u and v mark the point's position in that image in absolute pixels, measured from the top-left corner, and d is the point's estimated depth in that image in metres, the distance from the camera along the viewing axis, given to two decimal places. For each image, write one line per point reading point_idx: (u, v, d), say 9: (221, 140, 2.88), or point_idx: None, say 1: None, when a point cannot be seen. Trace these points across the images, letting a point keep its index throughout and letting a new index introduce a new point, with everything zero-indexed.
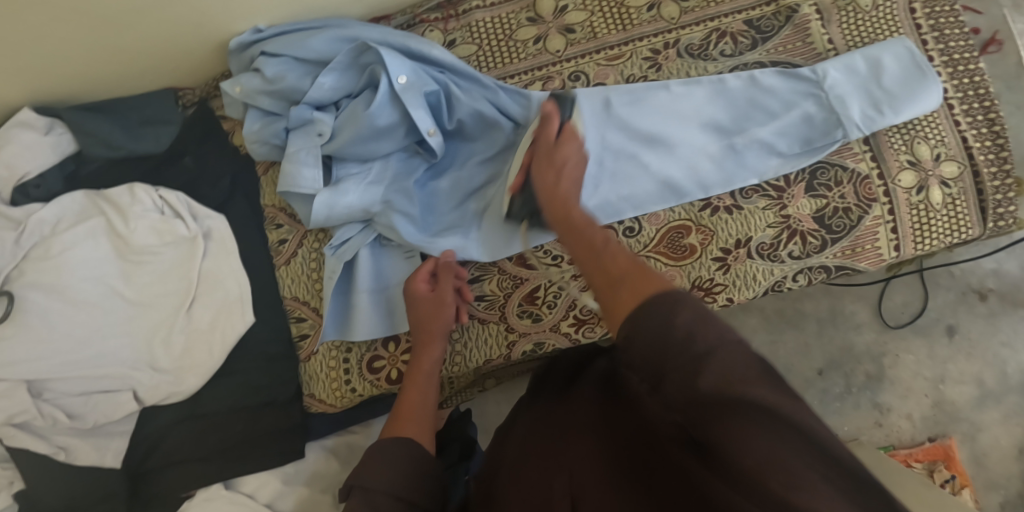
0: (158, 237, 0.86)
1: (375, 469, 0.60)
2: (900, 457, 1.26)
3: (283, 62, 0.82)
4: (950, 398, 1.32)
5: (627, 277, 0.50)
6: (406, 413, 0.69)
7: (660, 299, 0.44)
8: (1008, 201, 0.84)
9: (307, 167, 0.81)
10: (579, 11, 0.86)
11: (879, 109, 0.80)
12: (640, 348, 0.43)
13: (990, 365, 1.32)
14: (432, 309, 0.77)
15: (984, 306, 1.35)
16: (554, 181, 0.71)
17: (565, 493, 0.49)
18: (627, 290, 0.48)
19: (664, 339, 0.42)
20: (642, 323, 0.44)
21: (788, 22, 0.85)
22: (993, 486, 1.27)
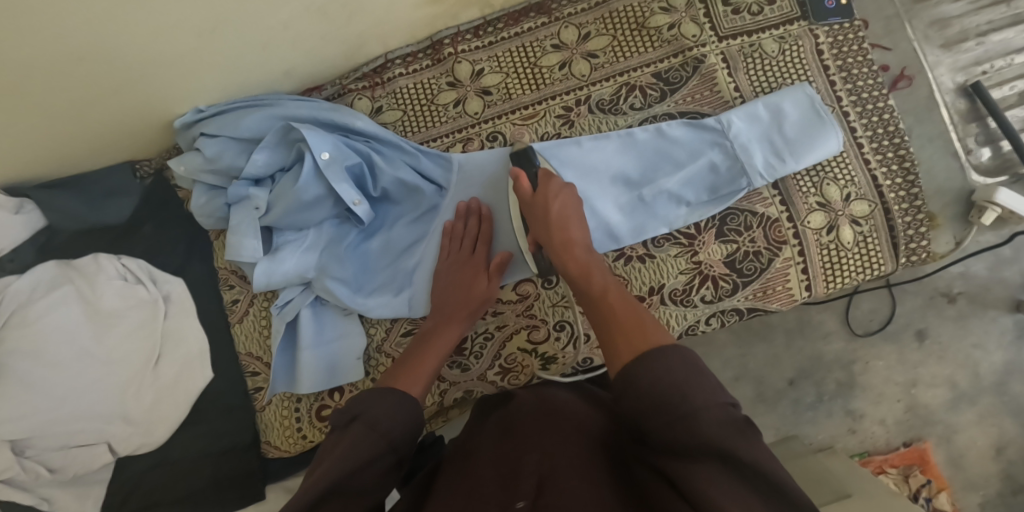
0: (123, 302, 0.95)
1: (382, 409, 0.62)
2: (874, 464, 1.22)
3: (221, 142, 0.88)
4: (923, 402, 1.22)
5: (627, 326, 0.59)
6: (421, 367, 0.71)
7: (667, 348, 0.54)
8: (919, 237, 0.87)
9: (247, 239, 0.88)
10: (495, 73, 0.90)
11: (780, 157, 0.84)
12: (655, 380, 0.52)
13: (962, 366, 1.22)
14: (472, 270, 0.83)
15: (954, 308, 1.23)
16: (550, 233, 0.76)
17: (532, 473, 0.56)
18: (627, 338, 0.58)
19: (660, 380, 0.51)
20: (660, 362, 0.53)
21: (695, 73, 0.88)
22: (975, 487, 1.20)
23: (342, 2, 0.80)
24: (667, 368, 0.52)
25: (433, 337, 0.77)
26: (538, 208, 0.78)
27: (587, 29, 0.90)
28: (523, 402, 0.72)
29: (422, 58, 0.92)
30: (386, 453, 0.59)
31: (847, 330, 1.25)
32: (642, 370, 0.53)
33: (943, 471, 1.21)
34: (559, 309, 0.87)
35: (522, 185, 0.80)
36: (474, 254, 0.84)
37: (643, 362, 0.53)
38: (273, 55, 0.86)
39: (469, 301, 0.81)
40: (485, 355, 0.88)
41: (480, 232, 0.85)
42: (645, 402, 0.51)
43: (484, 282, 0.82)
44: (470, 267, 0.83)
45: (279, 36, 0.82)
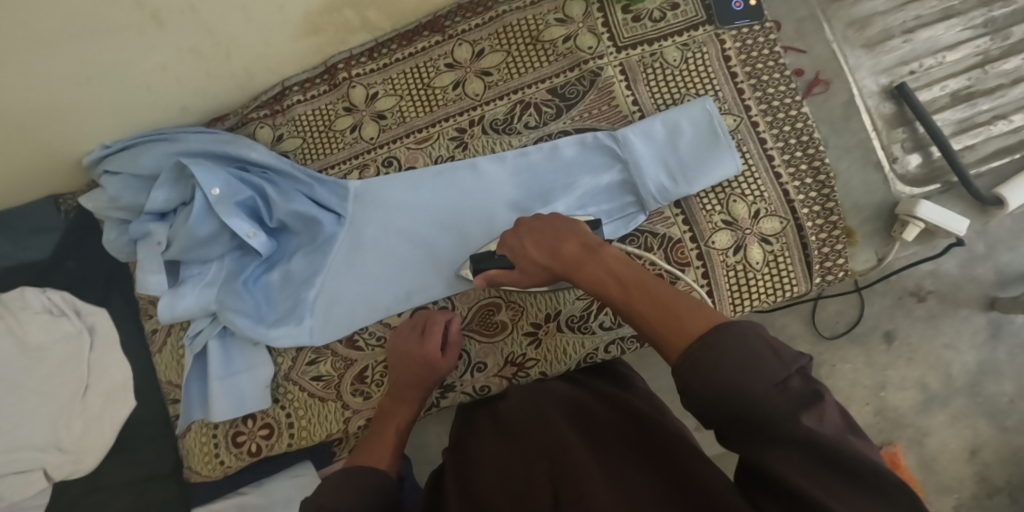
0: (49, 334, 0.97)
1: (346, 494, 0.61)
2: None
3: (123, 180, 0.89)
4: (892, 405, 1.12)
5: (684, 308, 0.53)
6: (381, 445, 0.71)
7: (736, 329, 0.48)
8: (835, 254, 0.81)
9: (152, 274, 0.89)
10: (389, 96, 0.88)
11: (675, 179, 0.79)
12: (742, 382, 0.46)
13: (933, 368, 1.12)
14: (420, 363, 0.77)
15: (923, 308, 1.13)
16: (552, 262, 0.65)
17: (546, 480, 0.56)
18: (692, 319, 0.52)
19: (722, 375, 0.46)
20: (723, 342, 0.48)
21: (592, 87, 0.84)
22: (949, 491, 1.09)
23: (216, 40, 0.80)
24: (749, 363, 0.46)
25: (388, 416, 0.76)
26: (520, 252, 0.68)
27: (481, 46, 0.87)
28: (528, 405, 0.70)
29: (319, 84, 0.91)
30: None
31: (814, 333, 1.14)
32: (715, 360, 0.47)
33: (915, 474, 1.10)
34: None
35: (507, 276, 0.73)
36: (427, 336, 0.79)
37: (723, 353, 0.47)
38: (161, 93, 0.86)
39: (420, 380, 0.77)
40: (385, 383, 0.88)
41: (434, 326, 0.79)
42: (716, 396, 0.47)
43: (441, 361, 0.78)
44: (418, 355, 0.77)
45: (161, 76, 0.83)
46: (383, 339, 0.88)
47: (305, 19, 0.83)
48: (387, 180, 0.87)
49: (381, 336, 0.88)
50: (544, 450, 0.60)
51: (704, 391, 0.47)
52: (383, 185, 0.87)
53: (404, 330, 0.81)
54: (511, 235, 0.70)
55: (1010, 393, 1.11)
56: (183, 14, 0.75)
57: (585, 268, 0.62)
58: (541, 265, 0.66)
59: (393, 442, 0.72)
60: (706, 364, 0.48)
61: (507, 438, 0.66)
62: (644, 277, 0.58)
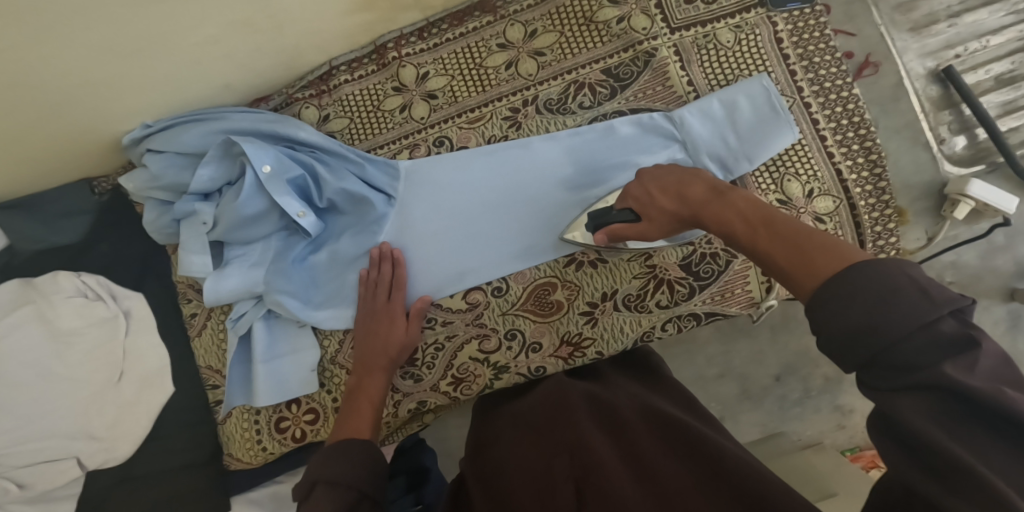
0: (82, 319, 0.95)
1: (336, 466, 0.63)
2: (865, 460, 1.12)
3: (165, 158, 0.87)
4: None
5: (819, 243, 0.48)
6: (358, 417, 0.73)
7: (881, 266, 0.42)
8: (888, 233, 0.82)
9: (195, 254, 0.87)
10: (440, 76, 0.88)
11: (735, 155, 0.80)
12: (890, 323, 0.40)
13: None
14: (385, 326, 0.80)
15: None
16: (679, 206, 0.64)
17: (567, 476, 0.57)
18: (823, 258, 0.47)
19: (855, 308, 0.42)
20: (861, 283, 0.42)
21: (646, 67, 0.84)
22: None
23: (271, 15, 0.79)
24: (896, 301, 0.41)
25: (363, 388, 0.77)
26: (642, 202, 0.69)
27: (534, 26, 0.87)
28: (548, 406, 0.71)
29: (367, 64, 0.90)
30: (356, 501, 0.61)
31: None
32: (850, 291, 0.43)
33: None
34: (510, 317, 0.85)
35: (618, 229, 0.72)
36: (390, 302, 0.82)
37: (861, 289, 0.42)
38: (207, 69, 0.84)
39: (386, 351, 0.79)
40: (437, 365, 0.86)
41: (396, 278, 0.82)
42: (862, 334, 0.41)
43: (401, 330, 0.80)
44: (382, 318, 0.81)
45: (211, 51, 0.82)
46: (433, 321, 0.86)
47: None
48: (437, 159, 0.86)
49: (432, 318, 0.86)
50: (564, 447, 0.61)
51: (830, 332, 0.43)
52: (432, 163, 0.86)
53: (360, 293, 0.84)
54: (634, 186, 0.71)
55: None
56: None
57: (710, 211, 0.60)
58: (663, 211, 0.66)
59: (370, 412, 0.74)
60: (837, 300, 0.43)
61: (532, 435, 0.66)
62: (788, 218, 0.53)
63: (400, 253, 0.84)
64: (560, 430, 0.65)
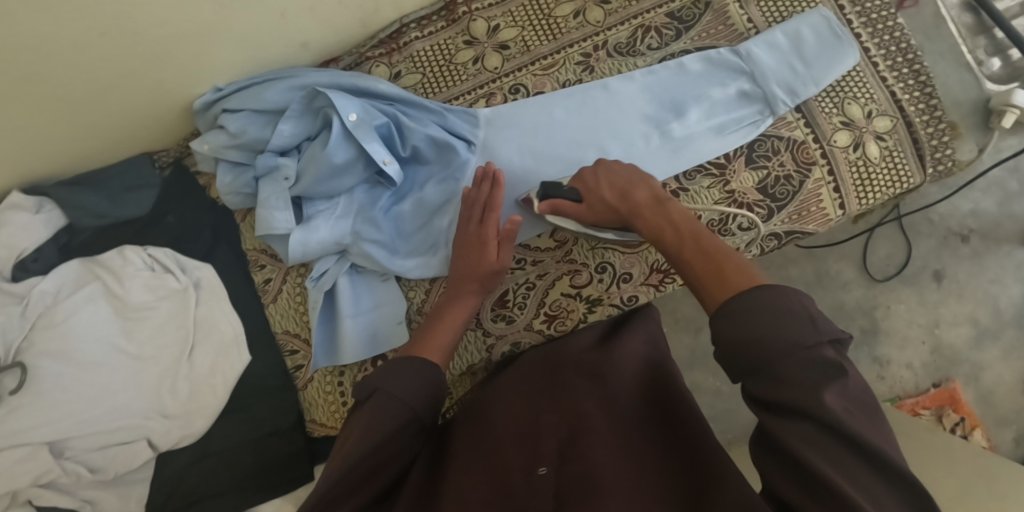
0: (151, 293, 0.93)
1: (402, 381, 0.61)
2: (909, 407, 1.35)
3: (244, 116, 0.87)
4: (948, 341, 1.38)
5: (734, 267, 0.55)
6: (434, 339, 0.72)
7: (774, 293, 0.49)
8: (943, 145, 0.88)
9: (279, 210, 0.86)
10: (511, 27, 0.91)
11: (801, 80, 0.86)
12: (759, 328, 0.47)
13: (982, 303, 1.39)
14: (475, 256, 0.79)
15: (968, 247, 1.40)
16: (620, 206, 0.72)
17: (554, 432, 0.63)
18: (731, 282, 0.54)
19: (750, 324, 0.48)
20: (755, 304, 0.49)
21: (708, 9, 0.90)
22: (1007, 423, 1.34)
23: None
24: (788, 318, 0.47)
25: (447, 310, 0.76)
26: (593, 189, 0.75)
27: None
28: (540, 369, 0.75)
29: (438, 20, 0.93)
30: (407, 420, 0.59)
31: (868, 277, 1.41)
32: (740, 301, 0.50)
33: (974, 408, 1.35)
34: (600, 251, 0.86)
35: (562, 206, 0.77)
36: (484, 224, 0.80)
37: (756, 312, 0.48)
38: (287, 25, 0.85)
39: (476, 277, 0.78)
40: (530, 304, 0.87)
41: (490, 202, 0.80)
42: (753, 340, 0.47)
43: (493, 255, 0.78)
44: (475, 243, 0.79)
45: (296, 6, 0.83)
46: (523, 261, 0.87)
47: None
48: (521, 104, 0.89)
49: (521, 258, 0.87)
50: (559, 408, 0.66)
51: (723, 343, 0.49)
52: (514, 106, 0.89)
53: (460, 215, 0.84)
54: (589, 172, 0.77)
55: None
56: None
57: (651, 224, 0.67)
58: (610, 209, 0.73)
59: (445, 337, 0.73)
60: (737, 316, 0.49)
61: (525, 395, 0.70)
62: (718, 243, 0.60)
63: (502, 176, 0.82)
64: (545, 397, 0.69)
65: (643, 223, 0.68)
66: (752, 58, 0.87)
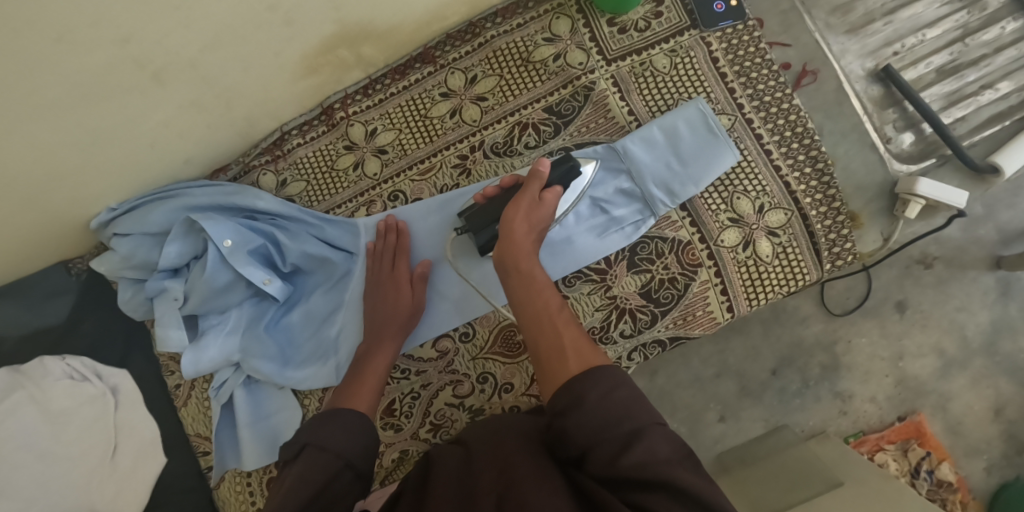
0: (72, 399, 0.96)
1: (330, 433, 0.66)
2: (873, 442, 1.27)
3: (133, 239, 0.90)
4: (913, 373, 1.29)
5: (572, 346, 0.59)
6: (363, 384, 0.76)
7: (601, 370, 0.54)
8: (842, 239, 0.82)
9: (173, 329, 0.90)
10: (388, 131, 0.90)
11: (679, 178, 0.82)
12: (602, 404, 0.51)
13: (949, 332, 1.29)
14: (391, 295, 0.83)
15: (931, 275, 1.29)
16: (524, 232, 0.71)
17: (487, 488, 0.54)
18: (574, 357, 0.58)
19: (614, 394, 0.52)
20: (624, 390, 0.52)
21: (587, 101, 0.86)
22: (978, 452, 1.26)
23: (214, 93, 0.80)
24: (631, 406, 0.51)
25: (371, 356, 0.80)
26: (521, 206, 0.72)
27: (474, 72, 0.88)
28: (483, 430, 0.67)
29: (318, 125, 0.92)
30: (341, 471, 0.64)
31: (826, 311, 1.31)
32: (592, 383, 0.53)
33: (941, 440, 1.27)
34: (480, 361, 0.86)
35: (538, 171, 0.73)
36: (395, 269, 0.84)
37: (585, 387, 0.53)
38: (163, 149, 0.86)
39: (396, 318, 0.82)
40: (415, 414, 0.88)
41: (399, 246, 0.85)
42: (619, 422, 0.50)
43: (408, 295, 0.83)
44: (390, 285, 0.83)
45: (163, 133, 0.83)
46: (407, 371, 0.88)
47: (302, 63, 0.82)
48: (395, 212, 0.88)
49: (405, 369, 0.88)
50: (491, 462, 0.57)
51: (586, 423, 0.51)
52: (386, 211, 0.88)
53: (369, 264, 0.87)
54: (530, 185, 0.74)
55: None
56: (184, 72, 0.74)
57: (522, 267, 0.69)
58: (502, 227, 0.71)
59: (374, 382, 0.77)
60: (573, 401, 0.53)
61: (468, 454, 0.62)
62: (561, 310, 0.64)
63: (406, 226, 0.86)
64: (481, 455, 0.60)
65: (512, 259, 0.69)
66: (631, 155, 0.83)
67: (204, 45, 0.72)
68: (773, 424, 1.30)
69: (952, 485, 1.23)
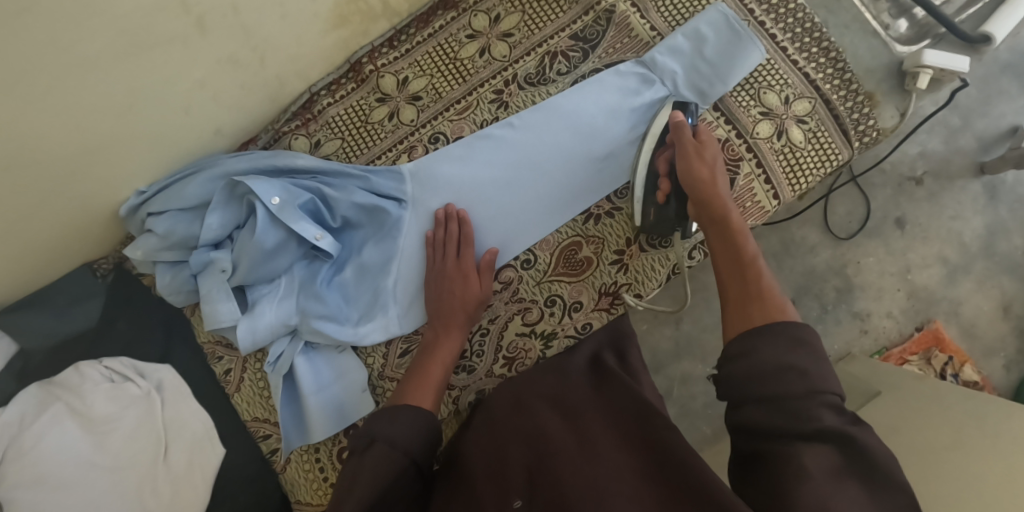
0: (115, 404, 0.89)
1: (397, 428, 0.65)
2: (898, 358, 1.33)
3: (171, 216, 0.87)
4: (922, 284, 1.36)
5: (761, 294, 0.62)
6: (428, 377, 0.75)
7: (784, 325, 0.56)
8: (865, 117, 0.88)
9: (223, 302, 0.86)
10: (419, 77, 0.91)
11: (709, 80, 0.87)
12: (762, 363, 0.54)
13: (949, 241, 1.36)
14: (460, 287, 0.82)
15: (923, 189, 1.37)
16: (710, 175, 0.75)
17: (523, 465, 0.59)
18: (758, 310, 0.61)
19: (793, 353, 0.54)
20: (784, 345, 0.55)
21: (609, 24, 0.90)
22: (993, 351, 1.34)
23: (251, 46, 0.80)
24: (790, 352, 0.54)
25: (436, 347, 0.79)
26: (693, 157, 0.76)
27: (496, 12, 0.91)
28: (509, 400, 0.72)
29: (346, 82, 0.92)
30: (407, 468, 0.63)
31: (832, 237, 1.37)
32: (758, 339, 0.56)
33: (959, 344, 1.34)
34: (546, 285, 0.87)
35: (682, 131, 0.78)
36: (460, 259, 0.84)
37: (752, 342, 0.57)
38: (198, 116, 0.84)
39: (464, 306, 0.82)
40: (487, 350, 0.87)
41: (463, 234, 0.85)
42: (774, 371, 0.53)
43: (475, 285, 0.83)
44: (456, 275, 0.83)
45: (199, 96, 0.81)
46: None
47: (333, 12, 0.84)
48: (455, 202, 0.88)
49: None
50: (525, 436, 0.63)
51: (740, 374, 0.55)
52: (432, 195, 0.89)
53: (428, 255, 0.86)
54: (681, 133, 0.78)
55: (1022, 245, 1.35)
56: (225, 18, 0.74)
57: (715, 214, 0.73)
58: (687, 180, 0.76)
59: (438, 374, 0.76)
60: (744, 351, 0.56)
61: (501, 432, 0.66)
62: (755, 258, 0.68)
63: (467, 215, 0.86)
64: (515, 430, 0.65)
65: (707, 209, 0.73)
66: (658, 66, 0.88)
67: None
68: None
69: (978, 383, 1.29)
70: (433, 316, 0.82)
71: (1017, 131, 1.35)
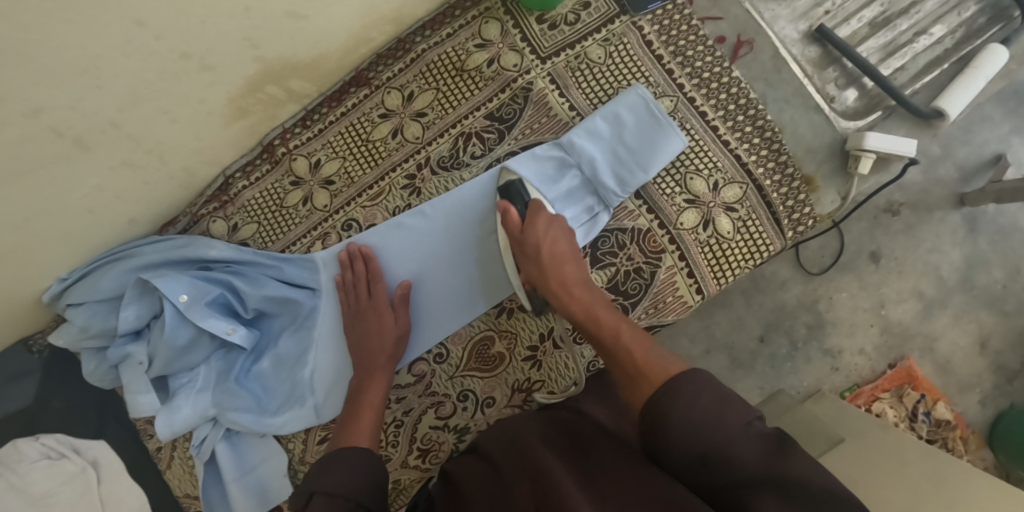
0: (53, 481, 0.91)
1: (337, 477, 0.63)
2: (867, 395, 1.13)
3: (87, 307, 0.87)
4: (896, 319, 1.15)
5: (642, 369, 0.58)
6: (359, 423, 0.73)
7: (687, 379, 0.53)
8: (801, 204, 0.82)
9: (142, 394, 0.87)
10: (332, 160, 0.88)
11: (626, 168, 0.81)
12: (689, 420, 0.51)
13: (925, 275, 1.15)
14: (377, 324, 0.81)
15: (900, 221, 1.16)
16: (540, 267, 0.76)
17: (529, 501, 0.54)
18: (642, 380, 0.57)
19: (705, 417, 0.51)
20: (704, 399, 0.51)
21: (527, 102, 0.85)
22: (970, 387, 1.14)
23: (145, 149, 0.77)
24: (718, 408, 0.51)
25: (364, 389, 0.78)
26: (520, 245, 0.77)
27: (410, 89, 0.87)
28: (505, 434, 0.69)
29: (261, 164, 0.90)
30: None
31: (803, 272, 1.16)
32: (670, 397, 0.52)
33: (934, 381, 1.14)
34: (458, 380, 0.85)
35: (510, 218, 0.78)
36: (373, 297, 0.82)
37: (665, 404, 0.52)
38: (106, 215, 0.83)
39: (382, 345, 0.80)
40: (401, 442, 0.85)
41: (370, 272, 0.83)
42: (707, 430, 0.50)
43: (390, 321, 0.81)
44: (372, 313, 0.81)
45: (99, 199, 0.79)
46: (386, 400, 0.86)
47: (231, 106, 0.80)
48: None
49: None
50: (526, 470, 0.58)
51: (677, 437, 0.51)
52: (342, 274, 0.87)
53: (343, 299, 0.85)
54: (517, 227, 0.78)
55: (1001, 280, 1.14)
56: (106, 133, 0.70)
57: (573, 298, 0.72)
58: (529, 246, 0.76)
59: (371, 419, 0.74)
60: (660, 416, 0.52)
61: (497, 470, 0.62)
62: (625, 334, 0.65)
63: (371, 251, 0.84)
64: (512, 464, 0.61)
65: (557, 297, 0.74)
66: (574, 152, 0.82)
67: (122, 103, 0.68)
68: (769, 391, 1.15)
69: (951, 424, 1.10)
70: (357, 361, 0.81)
71: (1001, 159, 1.14)
